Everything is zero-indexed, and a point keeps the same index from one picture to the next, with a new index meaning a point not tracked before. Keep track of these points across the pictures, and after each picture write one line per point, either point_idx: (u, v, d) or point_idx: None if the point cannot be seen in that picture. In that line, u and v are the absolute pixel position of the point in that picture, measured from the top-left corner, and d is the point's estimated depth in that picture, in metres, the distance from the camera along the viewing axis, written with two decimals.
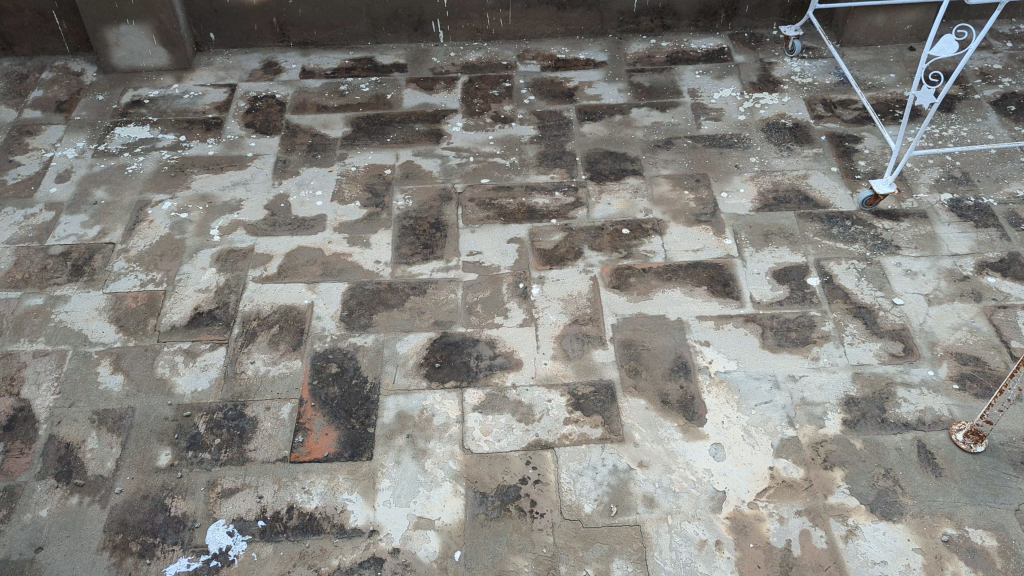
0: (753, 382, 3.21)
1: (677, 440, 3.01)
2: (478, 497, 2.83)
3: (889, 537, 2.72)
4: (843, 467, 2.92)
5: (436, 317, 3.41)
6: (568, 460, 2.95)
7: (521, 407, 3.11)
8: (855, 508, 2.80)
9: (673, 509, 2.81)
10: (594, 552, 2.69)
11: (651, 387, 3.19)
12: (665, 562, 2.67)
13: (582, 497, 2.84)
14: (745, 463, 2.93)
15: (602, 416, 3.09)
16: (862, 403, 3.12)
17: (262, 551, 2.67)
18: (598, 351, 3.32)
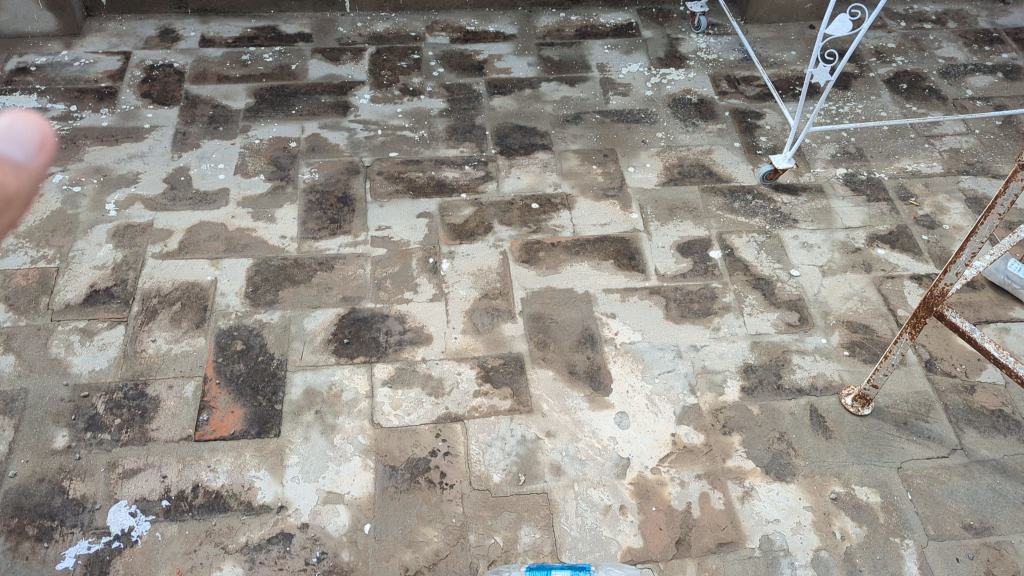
0: (657, 352, 3.40)
1: (583, 410, 3.21)
2: (387, 471, 2.98)
3: (782, 496, 3.04)
4: (740, 432, 3.19)
5: (344, 292, 3.46)
6: (477, 431, 3.12)
7: (431, 380, 3.24)
8: (751, 470, 3.10)
9: (578, 476, 3.04)
10: (502, 520, 2.90)
11: (559, 359, 3.35)
12: (570, 528, 2.90)
13: (491, 468, 3.03)
14: (648, 431, 3.17)
15: (511, 388, 3.25)
16: (759, 371, 3.37)
17: (166, 530, 2.74)
18: (507, 325, 3.44)
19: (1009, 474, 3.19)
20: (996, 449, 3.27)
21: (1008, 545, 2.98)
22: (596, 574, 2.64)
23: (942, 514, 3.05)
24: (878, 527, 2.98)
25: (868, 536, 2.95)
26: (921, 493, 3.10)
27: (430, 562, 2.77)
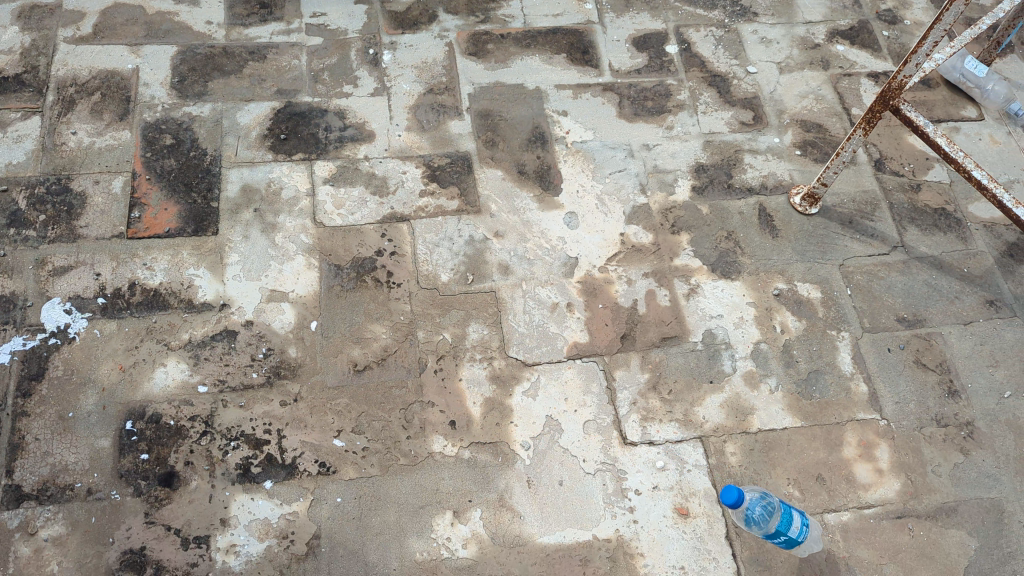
0: (607, 152, 3.53)
1: (532, 210, 3.34)
2: (332, 270, 3.06)
3: (726, 293, 3.26)
4: (689, 232, 3.38)
5: (279, 85, 3.49)
6: (423, 232, 3.21)
7: (374, 180, 3.30)
8: (697, 269, 3.30)
9: (527, 275, 3.19)
10: (450, 317, 3.04)
11: (507, 158, 3.45)
12: (519, 324, 3.08)
13: (438, 267, 3.14)
14: (597, 231, 3.33)
15: (458, 188, 3.33)
16: (711, 171, 3.54)
17: (104, 329, 2.85)
18: (454, 122, 3.50)
19: (943, 269, 3.44)
20: (934, 247, 3.49)
21: (937, 336, 3.26)
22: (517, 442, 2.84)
23: (877, 307, 3.31)
24: (817, 321, 3.24)
25: (806, 330, 3.21)
26: (860, 290, 3.34)
27: (378, 358, 2.91)
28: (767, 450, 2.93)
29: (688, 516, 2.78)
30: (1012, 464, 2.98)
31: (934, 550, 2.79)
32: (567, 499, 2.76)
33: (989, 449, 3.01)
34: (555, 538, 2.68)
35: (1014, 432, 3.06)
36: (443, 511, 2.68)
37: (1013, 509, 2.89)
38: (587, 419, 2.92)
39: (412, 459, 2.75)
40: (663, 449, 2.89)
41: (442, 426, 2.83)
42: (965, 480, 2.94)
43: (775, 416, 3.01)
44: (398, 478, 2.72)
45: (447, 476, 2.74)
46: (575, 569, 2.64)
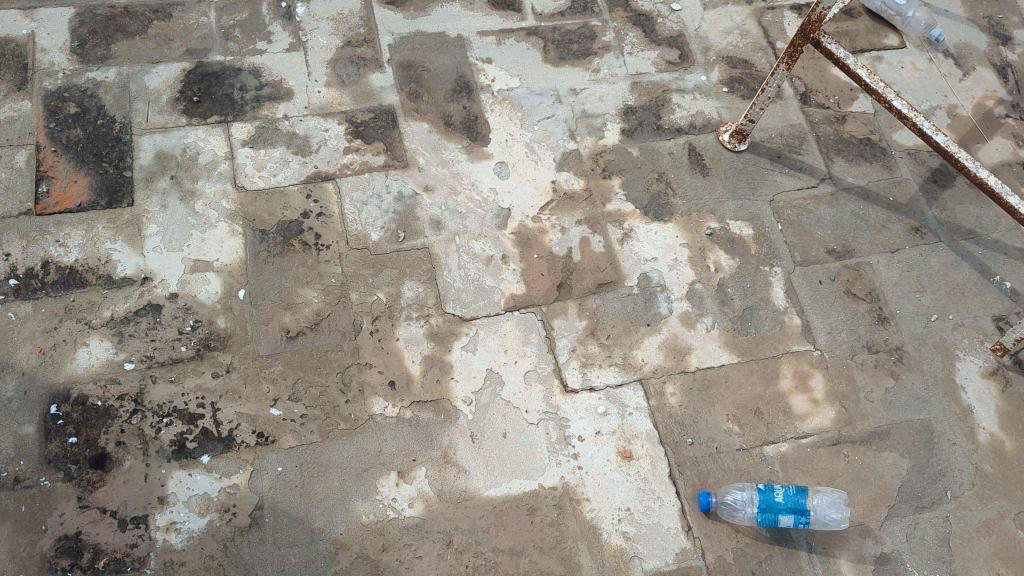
0: (534, 99, 3.50)
1: (461, 162, 3.28)
2: (258, 236, 2.98)
3: (660, 236, 3.27)
4: (620, 176, 3.38)
5: (188, 45, 3.38)
6: (350, 190, 3.13)
7: (296, 139, 3.21)
8: (630, 213, 3.30)
9: (459, 229, 3.14)
10: (383, 278, 2.99)
11: (433, 110, 3.38)
12: (454, 280, 3.04)
13: (368, 227, 3.07)
14: (528, 180, 3.30)
15: (384, 143, 3.26)
16: (639, 113, 3.54)
17: (20, 311, 2.74)
18: (375, 75, 3.42)
19: (870, 199, 3.49)
20: (861, 178, 3.54)
21: (866, 266, 3.32)
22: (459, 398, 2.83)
23: (807, 240, 3.35)
24: (750, 259, 3.27)
25: (739, 268, 3.24)
26: (791, 224, 3.38)
27: (311, 323, 2.86)
28: (706, 388, 2.97)
29: (632, 459, 2.81)
30: (940, 386, 3.08)
31: (868, 473, 2.87)
32: (511, 450, 2.76)
33: (918, 372, 3.10)
34: (501, 491, 2.69)
35: (942, 354, 3.15)
36: (387, 472, 2.66)
37: (942, 429, 2.99)
38: (527, 370, 2.92)
39: (352, 422, 2.73)
40: (604, 395, 2.91)
41: (382, 387, 2.80)
42: (896, 404, 3.02)
43: (712, 355, 3.05)
44: (338, 442, 2.69)
45: (389, 437, 2.72)
46: (523, 518, 2.65)
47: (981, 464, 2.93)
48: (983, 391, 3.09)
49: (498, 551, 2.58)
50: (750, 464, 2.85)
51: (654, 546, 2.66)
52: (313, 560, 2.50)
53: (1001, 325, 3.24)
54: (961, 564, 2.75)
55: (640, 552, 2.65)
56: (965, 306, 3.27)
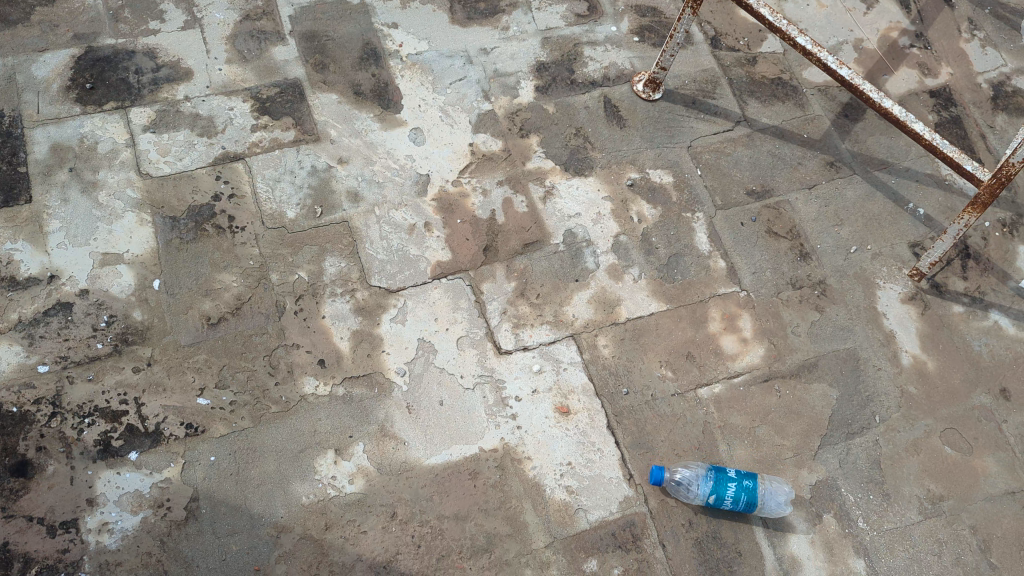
0: (445, 62, 3.47)
1: (375, 131, 3.25)
2: (168, 224, 2.91)
3: (582, 191, 3.26)
4: (538, 133, 3.36)
5: (74, 30, 3.29)
6: (261, 169, 3.08)
7: (199, 120, 3.15)
8: (550, 170, 3.28)
9: (378, 200, 3.10)
10: (303, 256, 2.94)
11: (341, 80, 3.34)
12: (378, 251, 3.00)
13: (283, 205, 3.03)
14: (445, 145, 3.27)
15: (292, 118, 3.21)
16: (552, 68, 3.54)
17: None
18: (277, 48, 3.37)
19: (785, 137, 3.54)
20: (775, 117, 3.59)
21: (786, 204, 3.37)
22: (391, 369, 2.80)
23: (727, 183, 3.38)
24: (672, 206, 3.29)
25: (662, 216, 3.26)
26: (710, 168, 3.41)
27: (232, 308, 2.81)
28: (637, 337, 3.00)
29: (569, 414, 2.83)
30: (863, 315, 3.16)
31: (799, 406, 2.95)
32: (448, 418, 2.75)
33: (841, 303, 3.17)
34: (441, 458, 2.68)
35: (863, 284, 3.23)
36: (324, 451, 2.63)
37: (867, 356, 3.07)
38: (459, 336, 2.90)
39: (284, 405, 2.68)
40: (537, 353, 2.91)
41: (311, 366, 2.76)
42: (822, 336, 3.09)
43: (641, 304, 3.07)
44: (271, 426, 2.65)
45: (323, 416, 2.69)
46: (466, 483, 2.65)
47: (906, 386, 3.03)
48: (904, 316, 3.18)
49: (443, 518, 2.58)
50: (685, 408, 2.89)
51: (597, 497, 2.69)
52: (256, 546, 2.46)
53: (917, 251, 3.33)
54: (893, 484, 2.84)
55: (584, 505, 2.67)
56: (883, 235, 3.35)
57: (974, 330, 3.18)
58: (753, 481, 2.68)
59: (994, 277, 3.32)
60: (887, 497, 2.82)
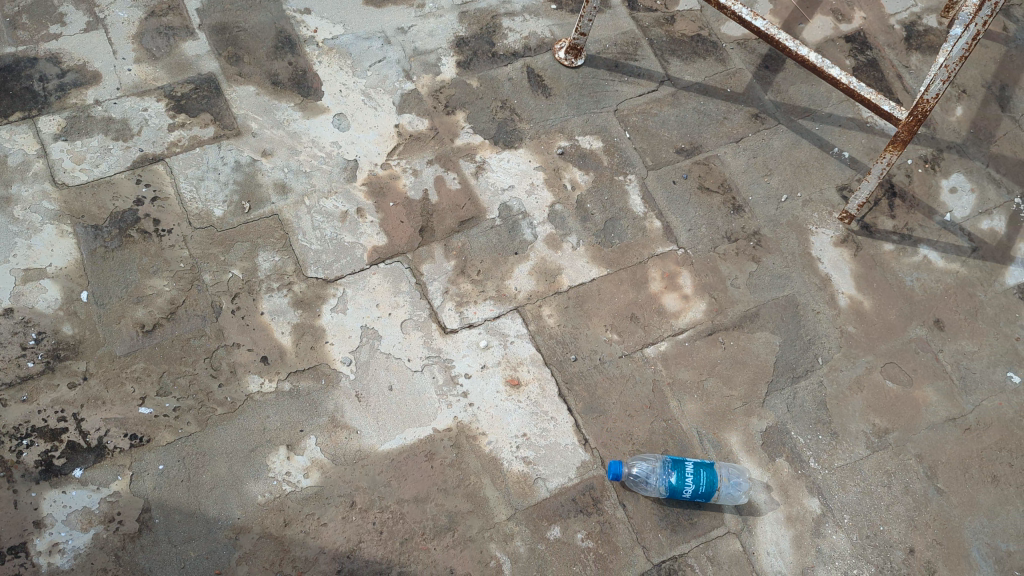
0: (362, 44, 3.42)
1: (297, 120, 3.19)
2: (91, 233, 2.85)
3: (513, 163, 3.25)
4: (464, 109, 3.33)
5: None
6: (183, 169, 3.02)
7: (113, 124, 3.07)
8: (479, 145, 3.27)
9: (307, 190, 3.06)
10: (235, 253, 2.89)
11: (257, 72, 3.28)
12: (311, 242, 2.96)
13: (209, 203, 2.97)
14: (370, 128, 3.22)
15: (210, 114, 3.15)
16: (471, 42, 3.51)
17: None
18: (187, 43, 3.30)
19: (709, 93, 3.57)
20: (698, 74, 3.61)
21: (715, 159, 3.41)
22: (335, 359, 2.77)
23: (656, 143, 3.41)
24: (604, 171, 3.30)
25: (595, 181, 3.27)
26: (638, 130, 3.42)
27: (166, 313, 2.75)
28: (581, 304, 3.01)
29: (520, 386, 2.83)
30: (798, 261, 3.22)
31: (744, 355, 3.00)
32: (399, 402, 2.74)
33: (776, 252, 3.23)
34: (396, 443, 2.67)
35: (796, 231, 3.29)
36: (276, 448, 2.60)
37: (805, 301, 3.14)
38: (403, 319, 2.88)
39: (230, 405, 2.64)
40: (483, 329, 2.91)
41: (254, 364, 2.72)
42: (760, 286, 3.15)
43: (582, 271, 3.08)
44: (219, 428, 2.60)
45: (272, 412, 2.65)
46: (423, 465, 2.64)
47: (845, 326, 3.10)
48: (837, 259, 3.25)
49: (403, 501, 2.57)
50: (633, 369, 2.92)
51: (555, 465, 2.71)
52: (215, 550, 2.43)
53: (846, 194, 3.40)
54: (839, 422, 2.92)
55: (543, 474, 2.69)
56: (811, 182, 3.41)
57: (905, 266, 3.27)
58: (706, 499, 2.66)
59: (920, 213, 3.41)
60: (834, 436, 2.89)
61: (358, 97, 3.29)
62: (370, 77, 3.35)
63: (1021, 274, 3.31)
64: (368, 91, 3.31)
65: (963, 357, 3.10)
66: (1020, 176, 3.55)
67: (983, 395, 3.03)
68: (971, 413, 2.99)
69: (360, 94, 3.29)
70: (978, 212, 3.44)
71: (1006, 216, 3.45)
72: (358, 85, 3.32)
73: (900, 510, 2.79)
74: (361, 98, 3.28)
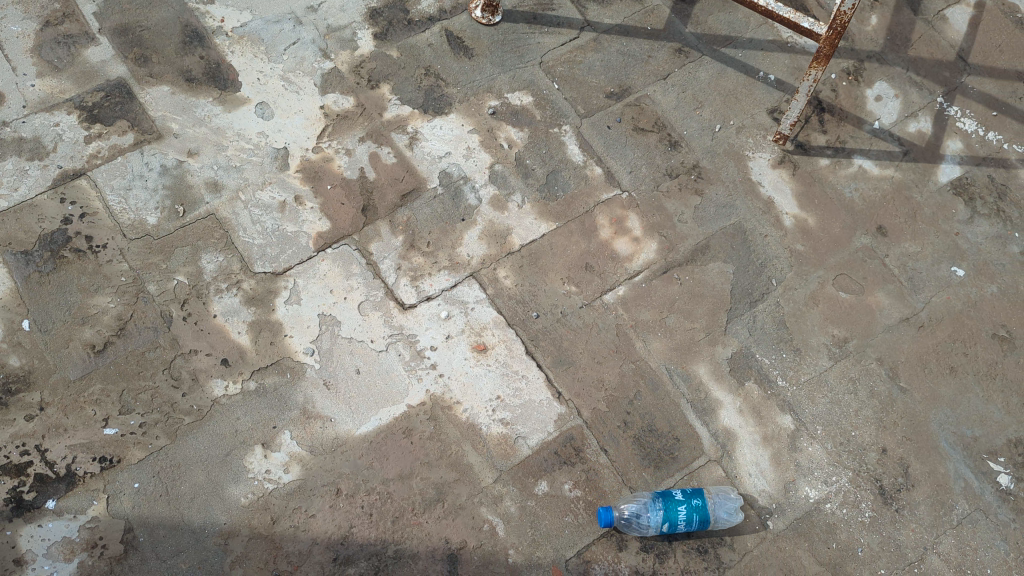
0: (273, 29, 3.32)
1: (218, 115, 3.10)
2: (22, 259, 2.75)
3: (446, 129, 3.21)
4: (388, 81, 3.27)
5: None
6: (108, 180, 2.92)
7: (26, 144, 2.96)
8: (409, 115, 3.21)
9: (240, 185, 2.98)
10: (177, 259, 2.81)
11: (169, 69, 3.17)
12: (254, 237, 2.89)
13: (141, 212, 2.88)
14: (295, 113, 3.15)
15: (127, 120, 3.04)
16: (385, 13, 3.44)
17: None
18: (90, 50, 3.17)
19: (630, 34, 3.57)
20: (616, 16, 3.60)
21: (645, 99, 3.41)
22: (297, 352, 2.72)
23: (586, 91, 3.39)
24: (538, 125, 3.28)
25: (531, 137, 3.25)
26: (566, 80, 3.41)
27: (116, 330, 2.67)
28: (535, 261, 3.01)
29: (487, 350, 2.83)
30: (740, 188, 3.26)
31: (700, 288, 3.03)
32: (369, 384, 2.71)
33: (717, 182, 3.26)
34: (372, 425, 2.64)
35: (734, 159, 3.32)
36: (252, 448, 2.56)
37: (753, 226, 3.18)
38: (359, 302, 2.84)
39: (197, 413, 2.58)
40: (441, 300, 2.89)
41: (215, 368, 2.66)
42: (707, 217, 3.18)
43: (531, 228, 3.07)
44: (190, 437, 2.55)
45: (242, 414, 2.60)
46: (402, 442, 2.63)
47: (793, 245, 3.16)
48: (778, 181, 3.30)
49: (388, 481, 2.56)
50: (595, 316, 2.93)
51: (533, 423, 2.72)
52: (206, 559, 2.39)
53: (777, 116, 3.44)
54: (801, 338, 2.98)
55: (522, 432, 2.70)
56: (742, 108, 3.44)
57: (842, 178, 3.33)
58: (702, 497, 2.57)
59: (850, 125, 3.47)
60: (798, 352, 2.96)
61: (277, 83, 3.20)
62: (287, 62, 3.25)
63: (951, 171, 3.41)
64: (287, 77, 3.22)
65: (908, 259, 3.18)
66: (939, 75, 3.63)
67: (932, 292, 3.12)
68: (923, 311, 3.08)
69: (279, 80, 3.21)
70: (904, 117, 3.52)
71: (931, 116, 3.53)
72: (275, 71, 3.23)
73: (868, 413, 2.87)
74: (280, 85, 3.20)
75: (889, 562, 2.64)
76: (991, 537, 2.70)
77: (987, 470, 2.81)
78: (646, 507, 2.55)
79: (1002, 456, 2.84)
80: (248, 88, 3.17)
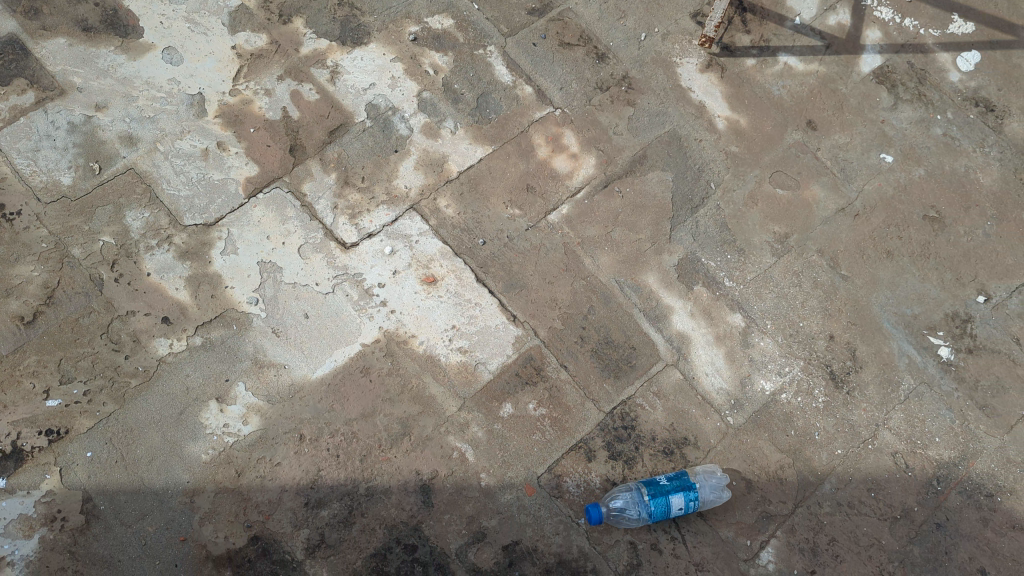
0: None
1: (123, 64, 2.91)
2: None
3: (367, 60, 3.09)
4: (300, 14, 3.13)
5: None
6: (12, 143, 2.74)
7: None
8: (327, 49, 3.08)
9: (157, 135, 2.83)
10: (99, 219, 2.67)
11: (62, 20, 2.96)
12: (179, 189, 2.76)
13: (54, 173, 2.71)
14: (206, 56, 2.98)
15: (24, 77, 2.84)
16: None
17: None
18: None
19: None
20: None
21: (568, 12, 3.34)
22: (241, 303, 2.63)
23: (507, 9, 3.30)
24: (462, 48, 3.19)
25: (455, 61, 3.16)
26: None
27: (44, 299, 2.53)
28: (474, 187, 2.95)
29: (436, 282, 2.78)
30: (670, 95, 3.24)
31: (641, 198, 3.02)
32: (319, 327, 2.64)
33: (648, 91, 3.24)
34: (328, 368, 2.58)
35: (662, 66, 3.29)
36: (206, 404, 2.48)
37: (687, 132, 3.17)
38: (299, 246, 2.75)
39: (144, 374, 2.49)
40: (384, 236, 2.81)
41: (156, 327, 2.55)
42: (642, 127, 3.16)
43: (466, 154, 3.00)
44: (139, 400, 2.45)
45: (190, 370, 2.51)
46: (361, 381, 2.58)
47: (728, 147, 3.17)
48: (707, 85, 3.29)
49: (351, 422, 2.52)
50: (541, 237, 2.90)
51: (491, 347, 2.70)
52: (173, 519, 2.33)
53: (700, 20, 3.41)
54: (743, 238, 3.02)
55: (482, 358, 2.68)
56: (665, 15, 3.40)
57: (769, 77, 3.34)
58: None
59: (772, 23, 3.47)
60: (742, 252, 2.99)
61: (183, 25, 3.03)
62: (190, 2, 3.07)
63: (873, 60, 3.44)
64: (192, 18, 3.04)
65: (839, 150, 3.23)
66: None
67: (864, 180, 3.17)
68: (858, 200, 3.14)
69: (185, 22, 3.03)
70: (823, 10, 3.53)
71: (849, 8, 3.55)
72: (179, 12, 3.04)
73: (814, 303, 2.93)
74: (186, 27, 3.02)
75: (845, 442, 2.73)
76: (936, 407, 2.81)
77: (928, 345, 2.91)
78: (636, 509, 2.45)
79: (942, 330, 2.94)
80: (152, 33, 2.99)
